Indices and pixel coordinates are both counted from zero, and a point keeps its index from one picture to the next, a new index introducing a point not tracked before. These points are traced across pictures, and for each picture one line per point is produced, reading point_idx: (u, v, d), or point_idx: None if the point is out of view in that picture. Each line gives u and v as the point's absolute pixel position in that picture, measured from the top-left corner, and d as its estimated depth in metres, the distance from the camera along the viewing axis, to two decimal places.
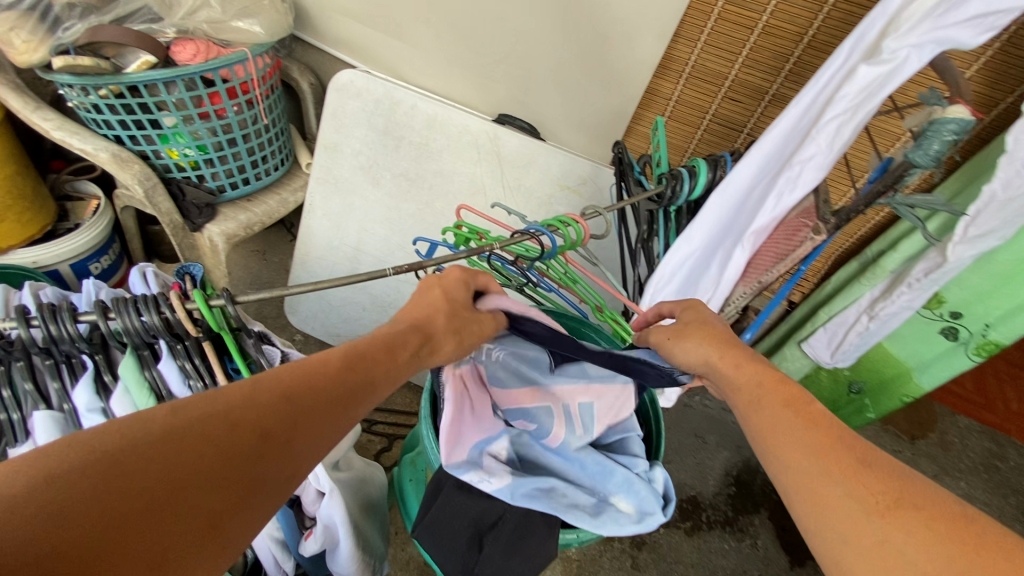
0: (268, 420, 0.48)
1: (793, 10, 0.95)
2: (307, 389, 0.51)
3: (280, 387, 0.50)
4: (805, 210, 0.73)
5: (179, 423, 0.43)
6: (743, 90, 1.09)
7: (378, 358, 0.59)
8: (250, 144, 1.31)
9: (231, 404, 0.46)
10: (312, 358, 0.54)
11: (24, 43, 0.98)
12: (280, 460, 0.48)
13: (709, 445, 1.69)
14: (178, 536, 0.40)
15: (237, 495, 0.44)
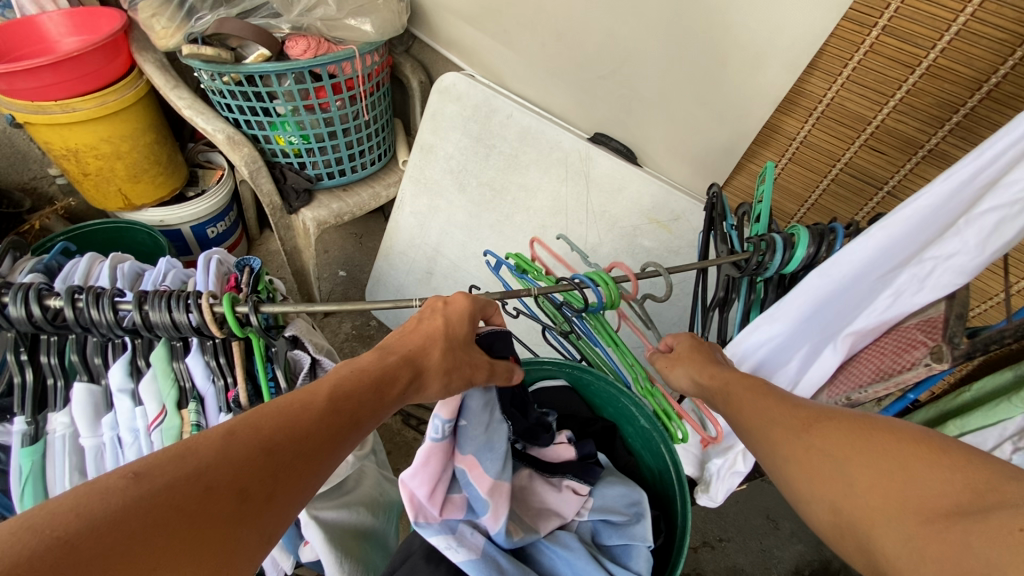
0: (244, 477, 0.43)
1: (972, 50, 0.74)
2: (287, 438, 0.47)
3: (256, 437, 0.45)
4: (927, 322, 0.57)
5: (143, 492, 0.38)
6: (889, 139, 0.88)
7: (366, 399, 0.53)
8: (350, 138, 1.35)
9: (200, 460, 0.42)
10: (291, 398, 0.49)
11: (164, 29, 1.10)
12: (262, 522, 0.43)
13: (781, 532, 1.46)
14: None
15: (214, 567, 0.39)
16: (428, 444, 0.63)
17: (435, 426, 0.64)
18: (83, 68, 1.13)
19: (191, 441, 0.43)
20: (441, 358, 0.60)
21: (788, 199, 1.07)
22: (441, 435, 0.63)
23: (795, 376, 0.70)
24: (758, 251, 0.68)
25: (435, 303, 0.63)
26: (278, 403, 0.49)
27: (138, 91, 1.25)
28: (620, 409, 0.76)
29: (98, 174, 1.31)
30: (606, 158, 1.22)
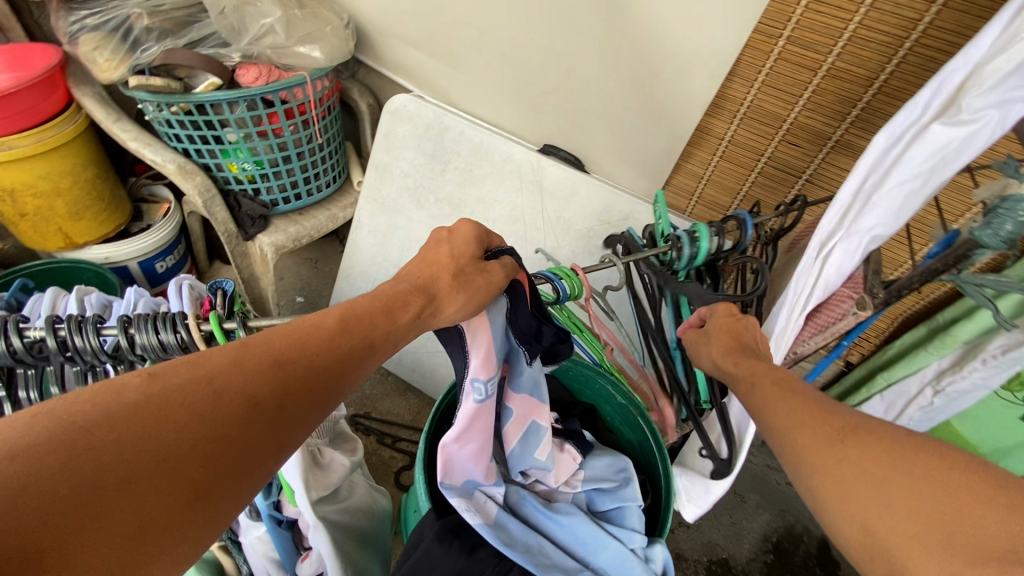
0: (255, 386, 0.47)
1: (863, 52, 0.87)
2: (298, 356, 0.50)
3: (268, 352, 0.49)
4: (853, 281, 0.68)
5: (157, 390, 0.43)
6: (802, 133, 1.01)
7: (376, 321, 0.56)
8: (304, 162, 1.36)
9: (213, 368, 0.46)
10: (303, 322, 0.53)
11: (106, 62, 1.09)
12: (268, 427, 0.47)
13: (747, 505, 1.57)
14: (163, 502, 0.40)
15: (232, 464, 0.44)
16: (472, 404, 0.64)
17: (477, 386, 0.64)
18: (15, 105, 1.09)
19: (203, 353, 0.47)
20: (450, 281, 0.60)
21: (721, 194, 1.19)
22: (484, 396, 0.64)
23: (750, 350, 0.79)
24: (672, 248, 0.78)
25: (440, 233, 0.64)
26: (291, 325, 0.52)
27: (78, 126, 1.22)
28: (597, 390, 0.81)
29: (35, 214, 1.25)
30: (558, 167, 1.30)
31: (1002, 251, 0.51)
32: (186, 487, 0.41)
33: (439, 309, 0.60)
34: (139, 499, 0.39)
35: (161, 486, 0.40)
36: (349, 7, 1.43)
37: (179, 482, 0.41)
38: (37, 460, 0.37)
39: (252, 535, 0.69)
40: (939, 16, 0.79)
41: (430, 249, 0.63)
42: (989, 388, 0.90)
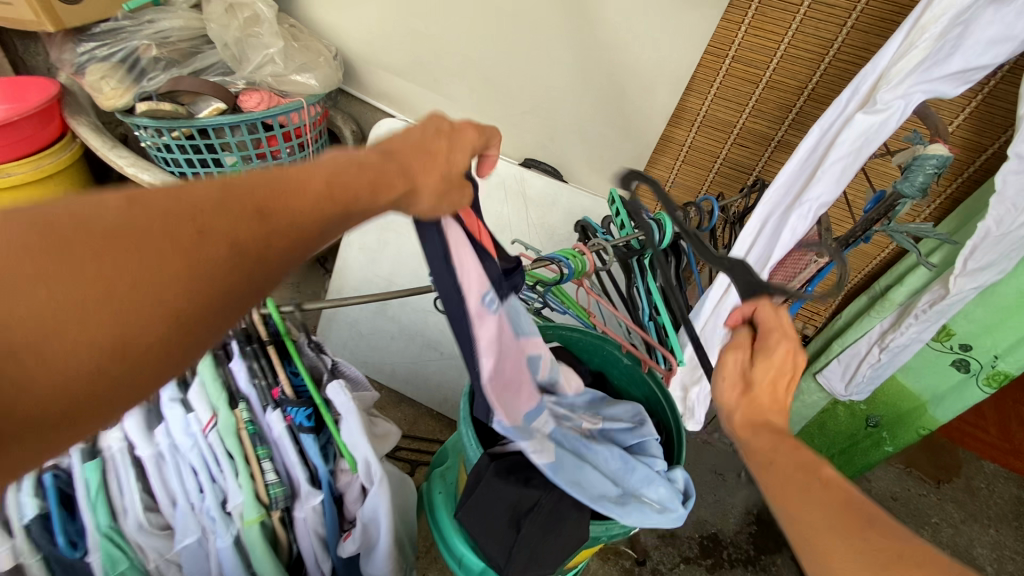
0: (236, 229, 0.36)
1: (793, 68, 1.06)
2: (284, 207, 0.39)
3: (253, 197, 0.38)
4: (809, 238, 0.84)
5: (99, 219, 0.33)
6: (750, 136, 1.19)
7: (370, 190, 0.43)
8: (298, 183, 1.42)
9: (169, 211, 0.35)
10: (287, 174, 0.40)
11: (113, 90, 1.14)
12: (241, 286, 0.38)
13: (728, 482, 1.64)
14: (82, 364, 0.32)
15: (165, 353, 0.35)
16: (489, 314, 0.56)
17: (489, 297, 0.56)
18: (16, 133, 1.12)
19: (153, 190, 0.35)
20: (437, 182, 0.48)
21: (685, 194, 1.35)
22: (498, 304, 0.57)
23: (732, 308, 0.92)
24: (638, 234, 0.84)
25: (440, 126, 0.51)
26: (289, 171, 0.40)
27: (73, 155, 1.25)
28: (605, 355, 0.91)
29: None
30: (539, 177, 1.42)
31: (919, 200, 0.67)
32: (101, 377, 0.33)
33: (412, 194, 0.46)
34: (47, 375, 0.32)
35: (68, 369, 0.32)
36: (336, 42, 1.54)
37: (89, 357, 0.32)
38: None
39: (307, 506, 0.72)
40: (849, 37, 0.99)
41: (428, 136, 0.49)
42: (923, 340, 1.08)
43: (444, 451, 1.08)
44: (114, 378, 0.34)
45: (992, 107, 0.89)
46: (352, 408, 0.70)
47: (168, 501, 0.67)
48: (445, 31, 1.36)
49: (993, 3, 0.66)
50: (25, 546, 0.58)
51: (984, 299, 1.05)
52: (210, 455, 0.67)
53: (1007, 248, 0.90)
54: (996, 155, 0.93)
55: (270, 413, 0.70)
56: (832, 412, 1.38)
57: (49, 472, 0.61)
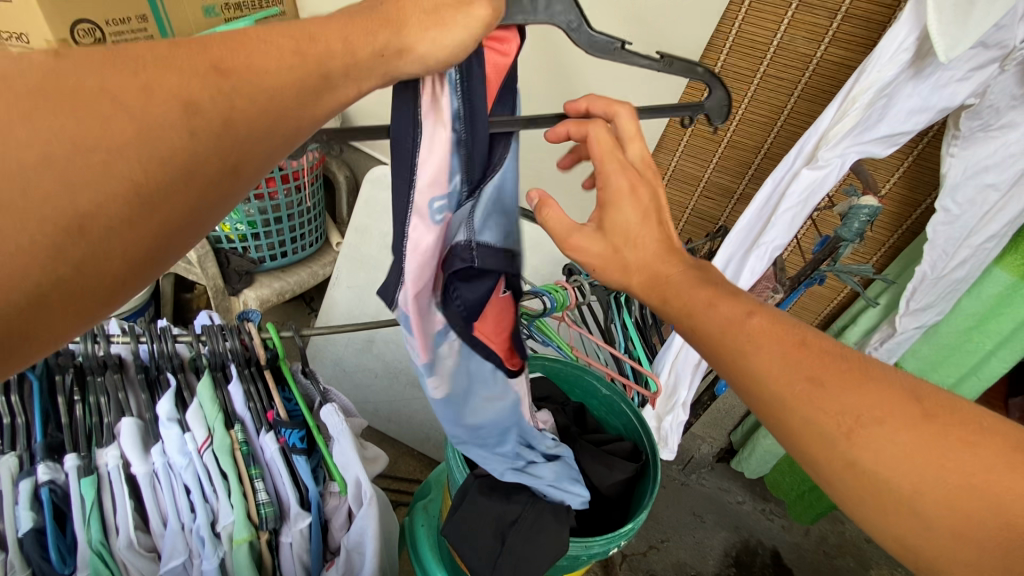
0: (195, 91, 0.31)
1: (751, 130, 1.17)
2: (256, 89, 0.33)
3: (217, 65, 0.32)
4: (768, 276, 0.95)
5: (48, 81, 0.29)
6: (715, 189, 1.28)
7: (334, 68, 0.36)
8: (292, 223, 1.48)
9: (107, 66, 0.30)
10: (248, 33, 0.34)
11: None
12: (221, 155, 0.33)
13: (707, 524, 1.63)
14: (51, 243, 0.28)
15: (139, 241, 0.31)
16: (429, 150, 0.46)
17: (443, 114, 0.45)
18: None
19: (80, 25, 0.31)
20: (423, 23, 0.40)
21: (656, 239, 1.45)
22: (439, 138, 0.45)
23: None
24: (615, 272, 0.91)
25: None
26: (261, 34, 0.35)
27: None
28: (583, 387, 0.97)
29: None
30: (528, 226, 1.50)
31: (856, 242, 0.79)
32: (57, 259, 0.29)
33: (407, 53, 0.39)
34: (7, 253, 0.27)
35: (20, 246, 0.28)
36: None
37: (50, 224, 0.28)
38: None
39: (295, 529, 0.73)
40: (797, 105, 1.10)
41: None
42: None
43: (426, 483, 1.09)
44: (61, 276, 0.29)
45: (920, 168, 1.02)
46: (343, 431, 0.75)
47: (159, 521, 0.68)
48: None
49: (911, 79, 0.80)
50: (18, 559, 0.61)
51: (929, 338, 1.15)
52: (204, 474, 0.69)
53: (942, 291, 1.01)
54: (929, 210, 1.05)
55: (264, 435, 0.73)
56: None
57: (47, 486, 0.63)
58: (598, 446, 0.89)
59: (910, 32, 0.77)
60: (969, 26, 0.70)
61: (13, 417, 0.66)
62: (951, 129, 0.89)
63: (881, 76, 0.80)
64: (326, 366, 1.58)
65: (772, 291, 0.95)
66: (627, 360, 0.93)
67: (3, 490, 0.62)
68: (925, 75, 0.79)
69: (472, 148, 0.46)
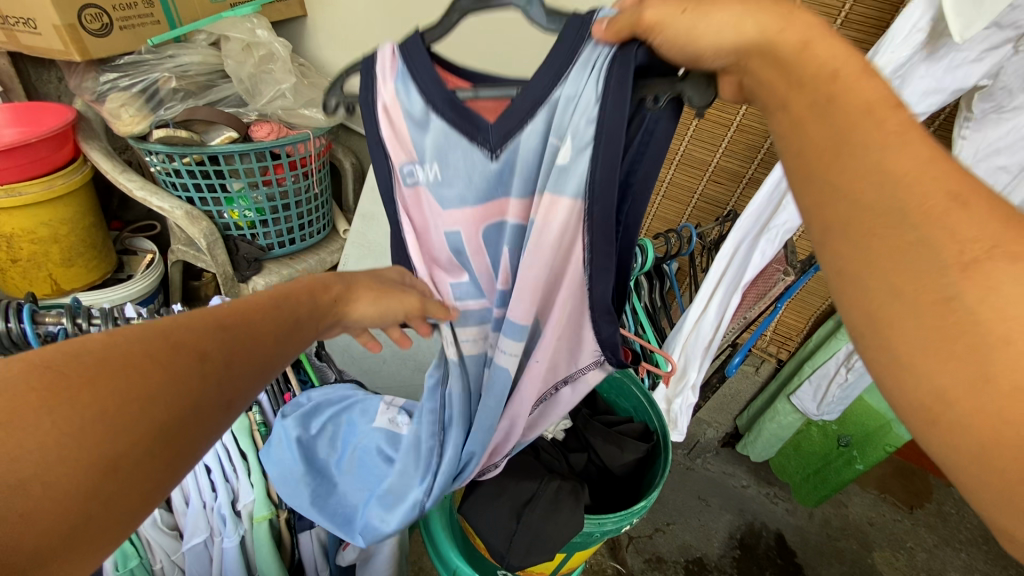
0: (196, 337, 0.38)
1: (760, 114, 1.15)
2: (241, 330, 0.42)
3: (213, 318, 0.41)
4: (777, 259, 0.95)
5: (112, 348, 0.34)
6: (724, 174, 1.27)
7: (274, 329, 0.45)
8: (300, 209, 1.48)
9: (176, 337, 0.37)
10: (245, 301, 0.44)
11: (130, 117, 1.22)
12: (224, 386, 0.39)
13: (711, 507, 1.65)
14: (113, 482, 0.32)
15: (150, 473, 0.34)
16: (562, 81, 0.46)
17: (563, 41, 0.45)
18: (31, 154, 1.20)
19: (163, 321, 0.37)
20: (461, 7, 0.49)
21: (664, 224, 1.44)
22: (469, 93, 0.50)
23: (716, 319, 0.98)
24: (625, 259, 0.91)
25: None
26: (234, 304, 0.43)
27: (84, 176, 1.33)
28: None
29: (29, 260, 1.32)
30: None
31: None
32: (94, 487, 0.31)
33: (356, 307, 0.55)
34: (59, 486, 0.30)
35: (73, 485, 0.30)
36: None
37: (105, 458, 0.31)
38: (17, 399, 0.30)
39: None
40: None
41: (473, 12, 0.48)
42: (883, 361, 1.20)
43: None
44: (105, 498, 0.32)
45: None
46: None
47: (181, 500, 0.70)
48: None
49: (924, 61, 0.80)
50: None
51: None
52: (225, 453, 0.72)
53: None
54: None
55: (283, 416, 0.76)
56: (805, 433, 1.52)
57: None
58: (610, 427, 0.89)
59: (924, 13, 0.76)
60: (985, 5, 0.69)
61: None
62: (963, 111, 0.88)
63: (895, 57, 0.79)
64: (334, 352, 1.58)
65: (783, 274, 0.94)
66: (636, 340, 0.94)
67: None
68: (938, 57, 0.79)
69: (443, 109, 0.50)
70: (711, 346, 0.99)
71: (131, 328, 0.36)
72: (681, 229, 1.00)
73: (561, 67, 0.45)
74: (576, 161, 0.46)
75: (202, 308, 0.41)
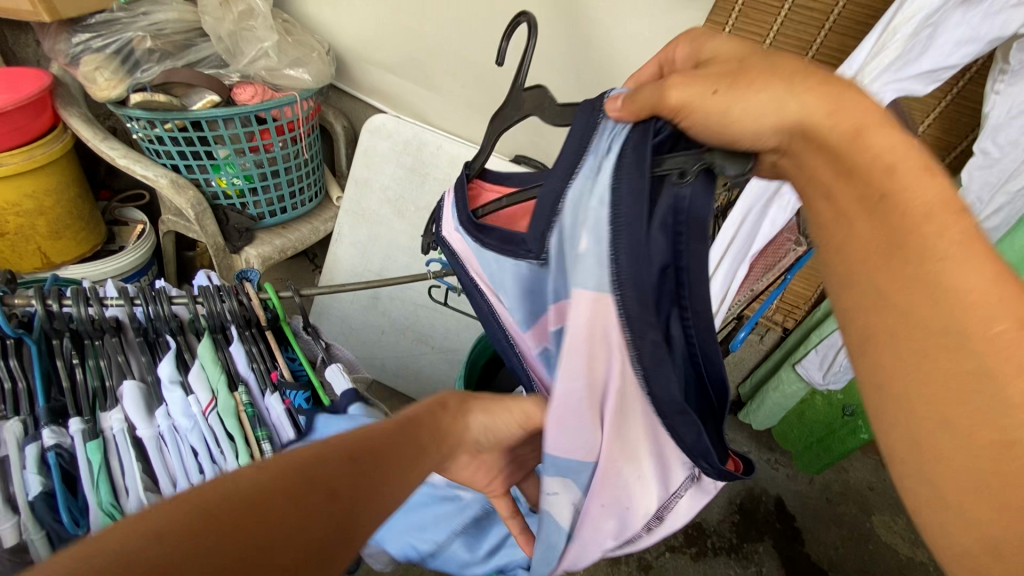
0: (329, 475, 0.37)
1: None
2: (372, 457, 0.40)
3: (350, 445, 0.39)
4: (787, 228, 0.91)
5: (265, 481, 0.34)
6: None
7: (403, 453, 0.43)
8: (290, 176, 1.42)
9: (310, 473, 0.36)
10: (380, 427, 0.42)
11: (106, 81, 1.15)
12: (347, 529, 0.37)
13: None
14: None
15: None
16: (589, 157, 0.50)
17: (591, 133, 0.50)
18: (10, 123, 1.15)
19: (305, 458, 0.37)
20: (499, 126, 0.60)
21: None
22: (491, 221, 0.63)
23: (722, 292, 0.94)
24: None
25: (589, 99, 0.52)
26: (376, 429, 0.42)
27: (65, 145, 1.28)
28: None
29: (16, 233, 1.28)
30: (532, 173, 1.30)
31: None
32: None
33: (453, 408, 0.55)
34: None
35: None
36: (329, 38, 1.48)
37: None
38: (158, 543, 0.29)
39: None
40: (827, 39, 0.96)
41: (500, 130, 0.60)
42: None
43: None
44: None
45: (960, 107, 0.93)
46: (347, 390, 0.73)
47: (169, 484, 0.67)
48: (452, 34, 1.28)
49: (961, 5, 0.72)
50: (30, 522, 0.60)
51: None
52: (210, 436, 0.68)
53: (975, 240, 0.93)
54: (964, 155, 0.97)
55: (269, 396, 0.71)
56: (809, 402, 1.49)
57: (53, 450, 0.63)
58: None
59: None
60: None
61: (14, 381, 0.65)
62: (1000, 62, 0.80)
63: (926, 4, 0.72)
64: (332, 323, 1.56)
65: (794, 245, 0.90)
66: None
67: (10, 455, 0.62)
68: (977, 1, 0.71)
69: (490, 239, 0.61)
70: (715, 320, 0.96)
71: (276, 463, 0.36)
72: None
73: (577, 149, 0.51)
74: (593, 247, 0.50)
75: (349, 436, 0.40)
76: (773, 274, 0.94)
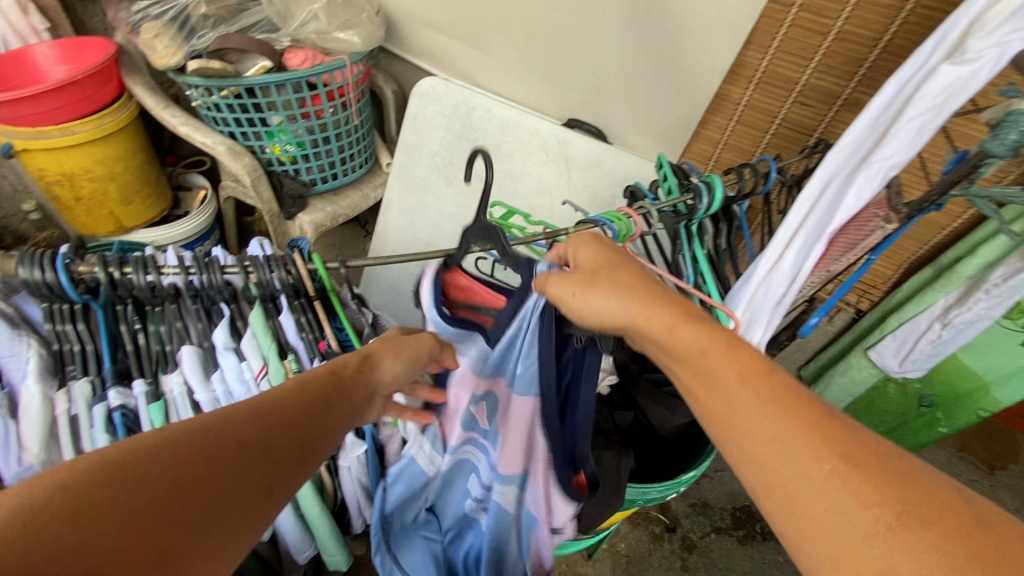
0: (240, 430, 0.43)
1: (868, 15, 0.89)
2: (278, 418, 0.47)
3: (247, 408, 0.45)
4: (877, 203, 0.79)
5: (171, 437, 0.39)
6: (812, 93, 1.00)
7: (306, 412, 0.50)
8: (341, 143, 1.42)
9: (214, 433, 0.41)
10: (277, 389, 0.49)
11: (165, 49, 1.16)
12: (259, 472, 0.43)
13: None
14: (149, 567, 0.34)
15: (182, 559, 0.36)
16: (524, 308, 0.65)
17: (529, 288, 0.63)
18: (81, 92, 1.20)
19: (203, 421, 0.42)
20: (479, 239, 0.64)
21: None
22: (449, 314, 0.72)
23: (792, 271, 0.84)
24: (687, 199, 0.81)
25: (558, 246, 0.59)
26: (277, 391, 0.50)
27: (131, 113, 1.33)
28: None
29: (92, 198, 1.36)
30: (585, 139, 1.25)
31: (1008, 158, 0.64)
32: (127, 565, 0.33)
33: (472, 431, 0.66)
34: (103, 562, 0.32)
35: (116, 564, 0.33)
36: None
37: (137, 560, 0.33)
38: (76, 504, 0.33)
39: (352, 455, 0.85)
40: None
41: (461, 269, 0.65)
42: (991, 318, 1.03)
43: None
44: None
45: None
46: None
47: None
48: None
49: None
50: None
51: None
52: None
53: None
54: None
55: (318, 364, 0.74)
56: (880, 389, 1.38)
57: (119, 410, 0.69)
58: (659, 386, 0.83)
59: None
60: None
61: (83, 343, 0.69)
62: None
63: None
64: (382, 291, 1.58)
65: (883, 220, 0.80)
66: (696, 293, 0.83)
67: (82, 413, 0.68)
68: None
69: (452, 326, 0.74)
70: (783, 301, 0.88)
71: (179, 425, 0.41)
72: (759, 163, 0.87)
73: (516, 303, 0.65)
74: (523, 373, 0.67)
75: (245, 401, 0.46)
76: (855, 253, 0.85)
